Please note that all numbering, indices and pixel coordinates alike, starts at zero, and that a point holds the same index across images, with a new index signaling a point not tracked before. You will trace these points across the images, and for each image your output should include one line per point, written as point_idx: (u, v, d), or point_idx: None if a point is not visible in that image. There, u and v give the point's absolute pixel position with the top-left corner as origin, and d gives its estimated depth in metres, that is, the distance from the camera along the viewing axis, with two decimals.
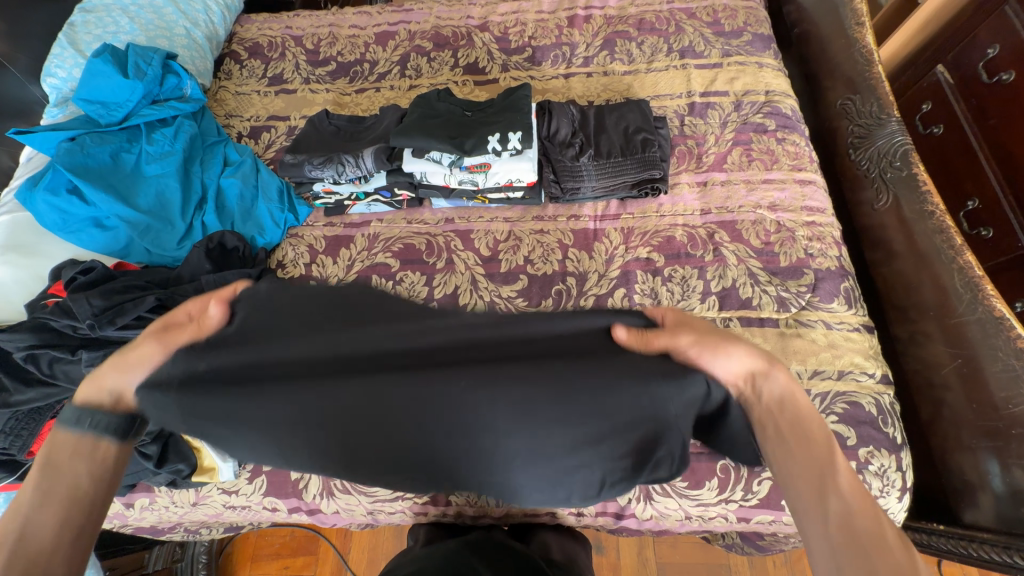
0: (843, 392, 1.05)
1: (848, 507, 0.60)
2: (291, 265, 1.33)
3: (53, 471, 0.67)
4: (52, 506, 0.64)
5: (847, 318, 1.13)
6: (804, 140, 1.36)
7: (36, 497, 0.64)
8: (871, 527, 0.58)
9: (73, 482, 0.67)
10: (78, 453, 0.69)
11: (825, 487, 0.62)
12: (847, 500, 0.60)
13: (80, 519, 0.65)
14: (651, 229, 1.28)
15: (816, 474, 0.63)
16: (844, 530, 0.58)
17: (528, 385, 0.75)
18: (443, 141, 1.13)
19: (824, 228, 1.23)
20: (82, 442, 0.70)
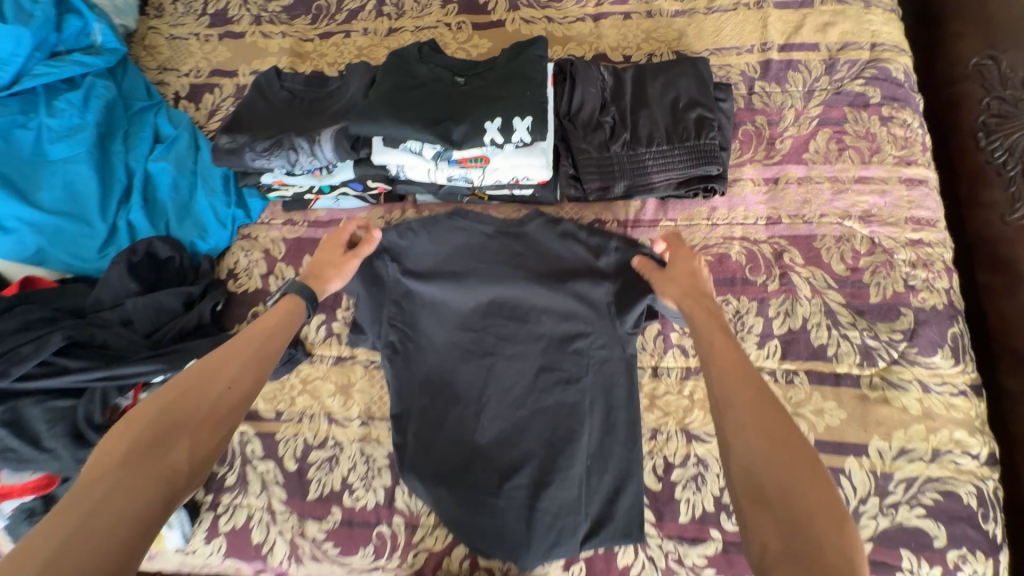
0: (936, 478, 0.82)
1: (728, 375, 0.62)
2: (244, 276, 1.08)
3: (270, 336, 0.74)
4: (249, 361, 0.70)
5: (951, 378, 0.86)
6: (918, 119, 1.00)
7: (255, 346, 0.72)
8: (752, 390, 0.60)
9: (272, 349, 0.73)
10: (275, 327, 0.76)
11: (715, 361, 0.65)
12: (724, 367, 0.64)
13: (256, 383, 0.69)
14: (699, 243, 0.98)
15: (711, 353, 0.67)
16: (724, 395, 0.61)
17: (544, 307, 0.94)
18: (422, 129, 0.82)
19: (932, 250, 0.92)
20: (291, 321, 0.79)
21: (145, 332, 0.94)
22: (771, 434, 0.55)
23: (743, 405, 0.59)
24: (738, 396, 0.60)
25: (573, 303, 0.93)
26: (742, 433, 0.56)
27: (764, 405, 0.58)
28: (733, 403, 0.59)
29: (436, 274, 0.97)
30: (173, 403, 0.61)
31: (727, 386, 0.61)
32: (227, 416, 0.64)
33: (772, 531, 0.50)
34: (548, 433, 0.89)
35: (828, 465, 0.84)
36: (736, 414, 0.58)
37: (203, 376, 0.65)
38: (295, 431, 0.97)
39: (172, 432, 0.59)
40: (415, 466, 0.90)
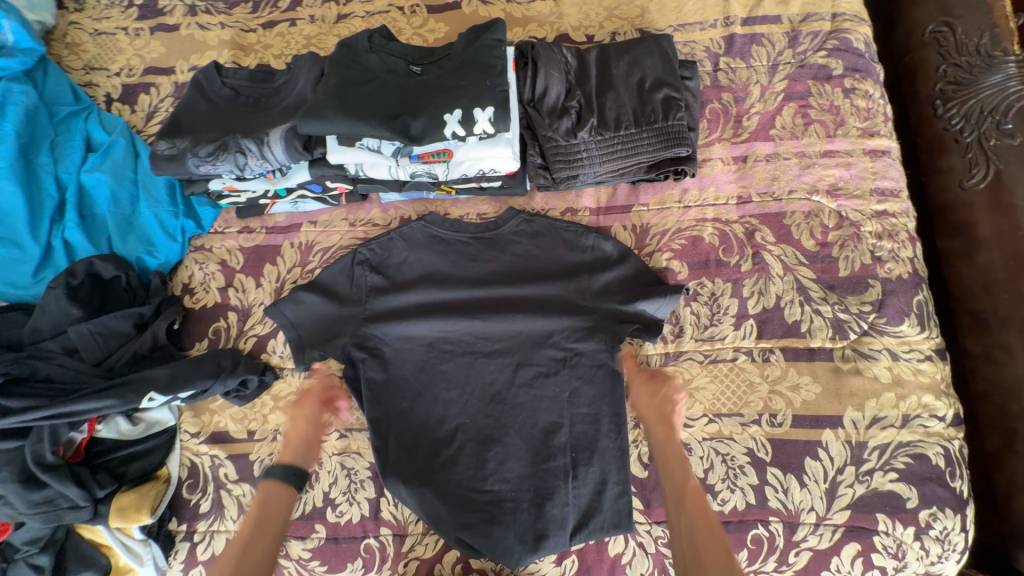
0: (907, 443, 0.85)
1: (701, 529, 0.75)
2: (201, 290, 1.01)
3: (256, 536, 0.80)
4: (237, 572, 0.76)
5: (918, 344, 0.89)
6: (880, 90, 1.00)
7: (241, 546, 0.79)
8: (717, 546, 0.72)
9: (259, 552, 0.79)
10: (265, 511, 0.83)
11: (685, 510, 0.77)
12: (695, 516, 0.76)
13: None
14: (672, 227, 0.97)
15: (678, 497, 0.79)
16: (694, 551, 0.73)
17: (523, 300, 0.95)
18: (377, 125, 0.76)
19: (897, 220, 0.94)
20: (279, 506, 0.84)
21: (94, 361, 0.87)
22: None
23: (707, 550, 0.72)
24: (706, 551, 0.72)
25: (552, 297, 0.94)
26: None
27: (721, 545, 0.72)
28: (701, 560, 0.72)
29: (413, 277, 0.98)
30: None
31: (698, 545, 0.73)
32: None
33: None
34: (533, 429, 0.89)
35: (806, 439, 0.86)
36: (703, 563, 0.71)
37: None
38: (270, 450, 0.93)
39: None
40: (394, 470, 0.88)
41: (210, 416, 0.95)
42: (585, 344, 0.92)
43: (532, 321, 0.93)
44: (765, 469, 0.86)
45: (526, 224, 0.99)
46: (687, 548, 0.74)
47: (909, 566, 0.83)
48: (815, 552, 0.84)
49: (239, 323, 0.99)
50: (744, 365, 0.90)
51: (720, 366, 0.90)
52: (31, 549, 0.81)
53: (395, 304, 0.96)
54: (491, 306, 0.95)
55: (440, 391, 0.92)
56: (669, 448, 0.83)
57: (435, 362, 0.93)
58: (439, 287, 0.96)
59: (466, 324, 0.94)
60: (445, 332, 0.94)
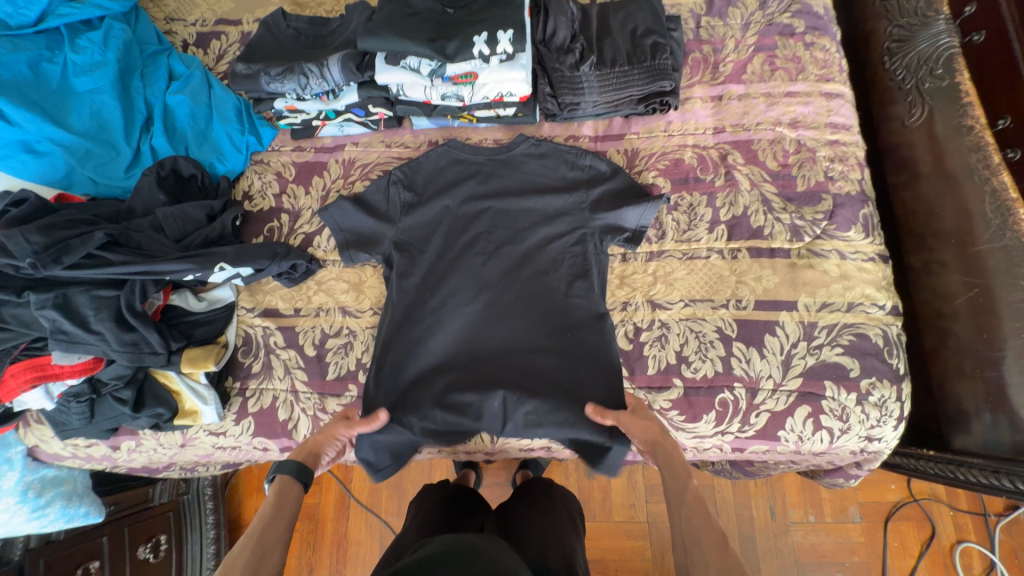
0: (851, 324, 1.01)
1: (697, 518, 0.72)
2: (259, 196, 1.20)
3: (269, 522, 0.77)
4: (255, 555, 0.73)
5: (863, 247, 1.06)
6: (835, 45, 1.19)
7: (256, 538, 0.74)
8: (713, 530, 0.70)
9: (274, 537, 0.76)
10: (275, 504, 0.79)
11: (685, 504, 0.74)
12: (691, 508, 0.73)
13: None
14: (658, 151, 1.15)
15: (678, 492, 0.76)
16: (692, 537, 0.71)
17: (528, 210, 1.13)
18: (420, 43, 0.96)
19: (848, 148, 1.12)
20: (289, 499, 0.81)
21: (175, 237, 1.05)
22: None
23: (706, 541, 0.69)
24: (703, 535, 0.69)
25: (556, 208, 1.12)
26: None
27: (717, 537, 0.69)
28: (700, 541, 0.69)
29: (438, 193, 1.15)
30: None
31: (695, 534, 0.70)
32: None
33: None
34: (525, 316, 1.05)
35: (766, 319, 1.02)
36: (699, 555, 0.68)
37: None
38: (313, 323, 1.10)
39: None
40: (403, 347, 1.05)
41: (263, 297, 1.13)
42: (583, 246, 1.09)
43: (537, 228, 1.11)
44: (731, 343, 1.01)
45: (534, 147, 1.16)
46: (689, 542, 0.70)
47: (852, 428, 0.98)
48: (773, 413, 0.99)
49: (290, 223, 1.17)
50: (715, 261, 1.06)
51: (695, 262, 1.07)
52: (118, 383, 0.98)
53: (423, 213, 1.13)
54: (505, 217, 1.13)
55: (458, 283, 1.08)
56: (672, 454, 0.81)
57: (454, 260, 1.10)
58: (460, 200, 1.14)
59: (482, 231, 1.12)
60: (464, 237, 1.12)
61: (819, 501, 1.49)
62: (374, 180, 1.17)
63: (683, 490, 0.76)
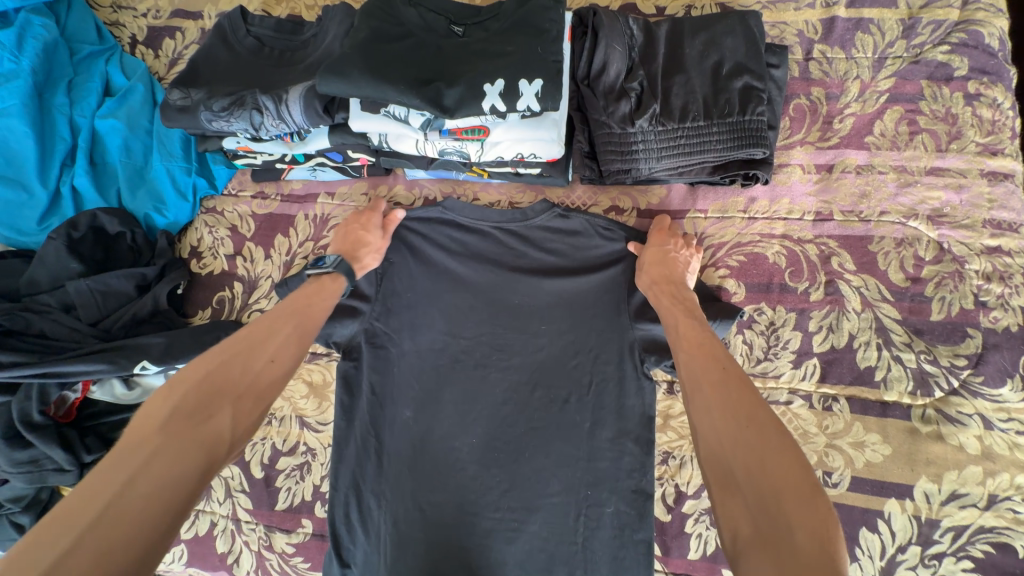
0: (989, 528, 0.71)
1: (695, 356, 0.59)
2: (208, 255, 0.96)
3: (302, 314, 0.71)
4: (284, 339, 0.66)
5: (1019, 413, 0.74)
6: (1011, 99, 0.83)
7: (285, 321, 0.68)
8: (715, 367, 0.56)
9: (305, 328, 0.70)
10: (311, 305, 0.73)
11: (683, 348, 0.62)
12: (691, 349, 0.61)
13: (290, 362, 0.66)
14: (732, 240, 0.84)
15: (681, 337, 0.64)
16: (693, 378, 0.57)
17: (547, 312, 0.84)
18: (406, 90, 0.66)
19: (1013, 260, 0.78)
20: (330, 302, 0.75)
21: (90, 320, 0.83)
22: (745, 421, 0.50)
23: (709, 387, 0.54)
24: (704, 376, 0.56)
25: (584, 313, 0.83)
26: (707, 414, 0.52)
27: (736, 389, 0.53)
28: (699, 386, 0.56)
29: (433, 276, 0.87)
30: (215, 369, 0.58)
31: (694, 370, 0.57)
32: (265, 391, 0.61)
33: (741, 514, 0.44)
34: (532, 463, 0.81)
35: (863, 507, 0.73)
36: (703, 392, 0.54)
37: (240, 350, 0.62)
38: (264, 434, 0.88)
39: (215, 399, 0.56)
40: (376, 483, 0.82)
41: None
42: (615, 371, 0.81)
43: (555, 339, 0.83)
44: None
45: (559, 220, 0.87)
46: (690, 389, 0.56)
47: None
48: None
49: (243, 295, 0.93)
50: (799, 411, 0.77)
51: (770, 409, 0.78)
52: (13, 508, 0.79)
53: (409, 307, 0.87)
54: (516, 319, 0.85)
55: (449, 404, 0.83)
56: (670, 304, 0.71)
57: (444, 370, 0.84)
58: (461, 290, 0.87)
59: (485, 335, 0.85)
60: (461, 341, 0.85)
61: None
62: None
63: (683, 339, 0.63)
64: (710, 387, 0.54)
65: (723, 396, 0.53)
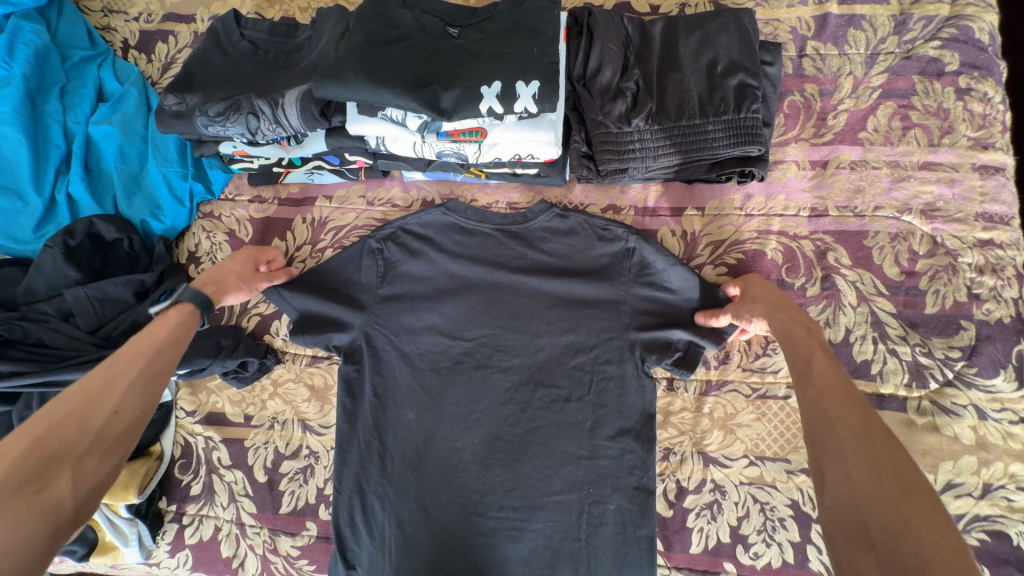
0: (984, 516, 0.73)
1: (824, 390, 0.54)
2: (207, 260, 0.95)
3: (156, 352, 0.66)
4: (138, 384, 0.63)
5: (1012, 403, 0.75)
6: (1002, 93, 0.84)
7: (139, 363, 0.64)
8: (851, 409, 0.51)
9: (161, 365, 0.66)
10: (162, 334, 0.69)
11: (809, 379, 0.56)
12: (820, 382, 0.55)
13: (147, 404, 0.63)
14: (729, 237, 0.85)
15: (804, 368, 0.58)
16: (822, 416, 0.52)
17: (546, 312, 0.85)
18: (403, 93, 0.66)
19: (1004, 252, 0.79)
20: (181, 330, 0.71)
21: (89, 327, 0.83)
22: (882, 474, 0.45)
23: (845, 432, 0.49)
24: (839, 419, 0.50)
25: (584, 312, 0.84)
26: (837, 460, 0.48)
27: (876, 439, 0.48)
28: (834, 428, 0.50)
29: (433, 277, 0.88)
30: (49, 432, 0.54)
31: (823, 407, 0.52)
32: (117, 440, 0.58)
33: (871, 571, 0.42)
34: (535, 461, 0.81)
35: None
36: (833, 434, 0.50)
37: (80, 404, 0.57)
38: (266, 438, 0.88)
39: (53, 463, 0.53)
40: (380, 485, 0.83)
41: (207, 395, 0.91)
42: (615, 369, 0.82)
43: (555, 338, 0.84)
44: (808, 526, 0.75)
45: (557, 220, 0.87)
46: (817, 427, 0.51)
47: None
48: None
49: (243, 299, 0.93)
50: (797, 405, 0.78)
51: (768, 404, 0.79)
52: None
53: (409, 308, 0.87)
54: (515, 319, 0.85)
55: (451, 404, 0.84)
56: (795, 327, 0.63)
57: (445, 371, 0.85)
58: (461, 290, 0.87)
59: (485, 336, 0.86)
60: (462, 342, 0.86)
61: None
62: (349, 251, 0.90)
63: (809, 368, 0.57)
64: (845, 431, 0.49)
65: (860, 444, 0.48)
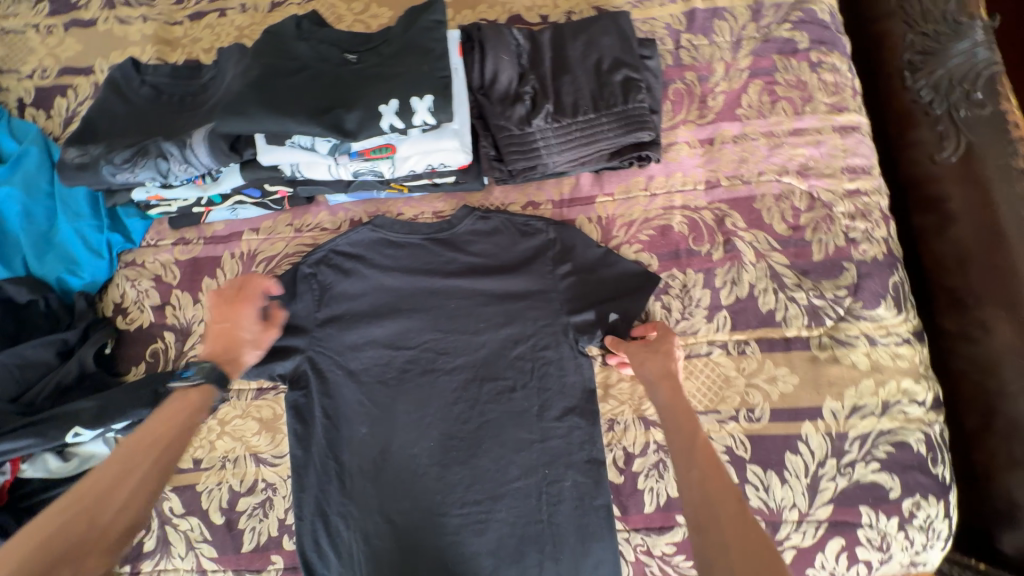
0: (888, 430, 0.82)
1: (709, 474, 0.59)
2: (134, 309, 0.93)
3: (167, 443, 0.71)
4: (144, 477, 0.67)
5: (895, 328, 0.86)
6: (847, 63, 0.97)
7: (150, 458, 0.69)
8: (729, 494, 0.57)
9: (169, 457, 0.71)
10: (174, 427, 0.73)
11: (695, 461, 0.62)
12: (705, 466, 0.61)
13: (151, 497, 0.67)
14: (639, 217, 0.92)
15: (687, 452, 0.64)
16: (705, 501, 0.57)
17: (483, 310, 0.89)
18: (306, 120, 0.69)
19: (869, 198, 0.90)
20: (197, 414, 0.76)
21: (12, 395, 0.81)
22: (754, 556, 0.51)
23: (725, 518, 0.55)
24: (720, 504, 0.56)
25: (517, 304, 0.88)
26: (722, 548, 0.52)
27: (747, 521, 0.54)
28: (715, 514, 0.55)
29: (369, 292, 0.90)
30: (64, 526, 0.59)
31: (708, 493, 0.57)
32: (117, 540, 0.63)
33: None
34: (491, 454, 0.84)
35: (784, 434, 0.82)
36: (715, 523, 0.55)
37: (95, 497, 0.63)
38: (218, 479, 0.87)
39: (61, 559, 0.58)
40: (341, 504, 0.83)
41: None
42: (553, 353, 0.87)
43: (494, 333, 0.88)
44: (744, 468, 0.81)
45: (479, 222, 0.92)
46: (700, 513, 0.56)
47: (895, 557, 0.81)
48: (800, 550, 0.80)
49: (177, 344, 0.91)
50: (719, 359, 0.85)
51: (695, 363, 0.86)
52: None
53: (349, 326, 0.89)
54: (454, 321, 0.89)
55: (403, 413, 0.86)
56: (679, 408, 0.71)
57: (392, 381, 0.87)
58: (398, 303, 0.90)
59: (427, 341, 0.88)
60: (406, 351, 0.88)
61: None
62: (281, 279, 0.91)
63: (694, 451, 0.63)
64: (726, 514, 0.55)
65: (735, 527, 0.54)
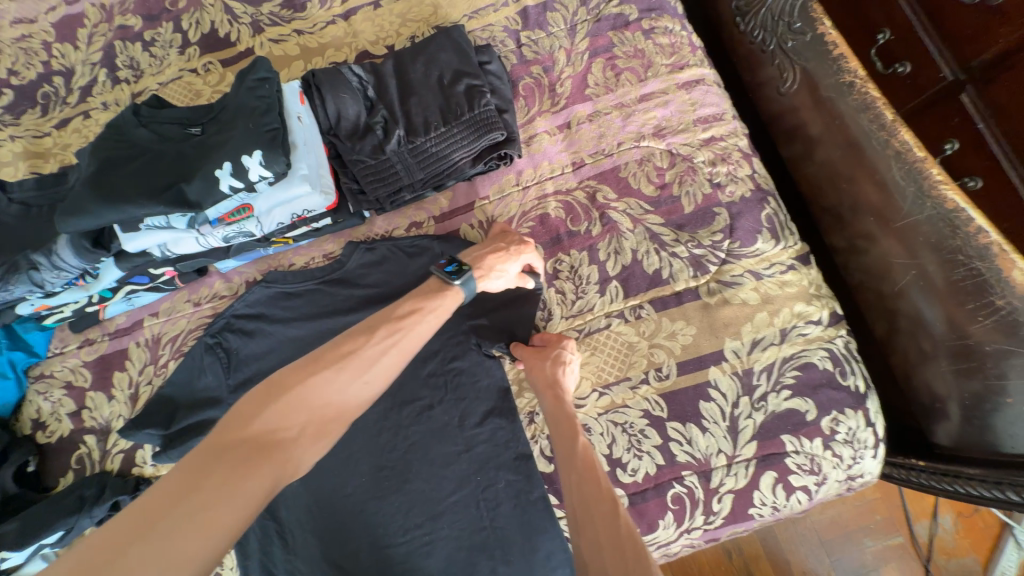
0: (791, 356, 0.84)
1: (587, 481, 0.66)
2: (52, 421, 0.93)
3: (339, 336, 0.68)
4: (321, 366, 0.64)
5: (777, 257, 0.88)
6: (679, 22, 1.01)
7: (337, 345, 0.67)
8: (604, 497, 0.63)
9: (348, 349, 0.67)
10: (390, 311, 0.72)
11: (576, 469, 0.68)
12: (584, 473, 0.67)
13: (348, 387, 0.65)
14: (517, 212, 0.95)
15: (570, 462, 0.70)
16: (584, 510, 0.63)
17: None
18: (146, 202, 0.71)
19: (726, 142, 0.94)
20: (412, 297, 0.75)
21: None
22: (622, 551, 0.56)
23: (600, 521, 0.61)
24: (596, 506, 0.63)
25: None
26: (596, 552, 0.58)
27: (618, 519, 0.60)
28: (593, 519, 0.61)
29: (275, 348, 0.91)
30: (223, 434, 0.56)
31: (586, 501, 0.64)
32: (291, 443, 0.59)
33: None
34: (422, 474, 0.85)
35: (694, 384, 0.84)
36: (593, 527, 0.61)
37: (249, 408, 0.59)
38: None
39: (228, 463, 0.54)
40: (288, 562, 0.83)
41: None
42: (461, 362, 0.88)
43: None
44: (664, 426, 0.83)
45: (367, 254, 0.94)
46: (581, 521, 0.63)
47: (829, 476, 0.82)
48: (736, 492, 0.81)
49: (101, 444, 0.92)
50: (619, 328, 0.87)
51: (597, 337, 0.88)
52: None
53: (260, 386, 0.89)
54: None
55: (329, 457, 0.86)
56: (563, 416, 0.76)
57: None
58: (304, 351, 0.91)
59: None
60: None
61: (890, 494, 1.20)
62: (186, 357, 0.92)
63: (576, 460, 0.69)
64: (600, 517, 0.61)
65: (607, 526, 0.60)
